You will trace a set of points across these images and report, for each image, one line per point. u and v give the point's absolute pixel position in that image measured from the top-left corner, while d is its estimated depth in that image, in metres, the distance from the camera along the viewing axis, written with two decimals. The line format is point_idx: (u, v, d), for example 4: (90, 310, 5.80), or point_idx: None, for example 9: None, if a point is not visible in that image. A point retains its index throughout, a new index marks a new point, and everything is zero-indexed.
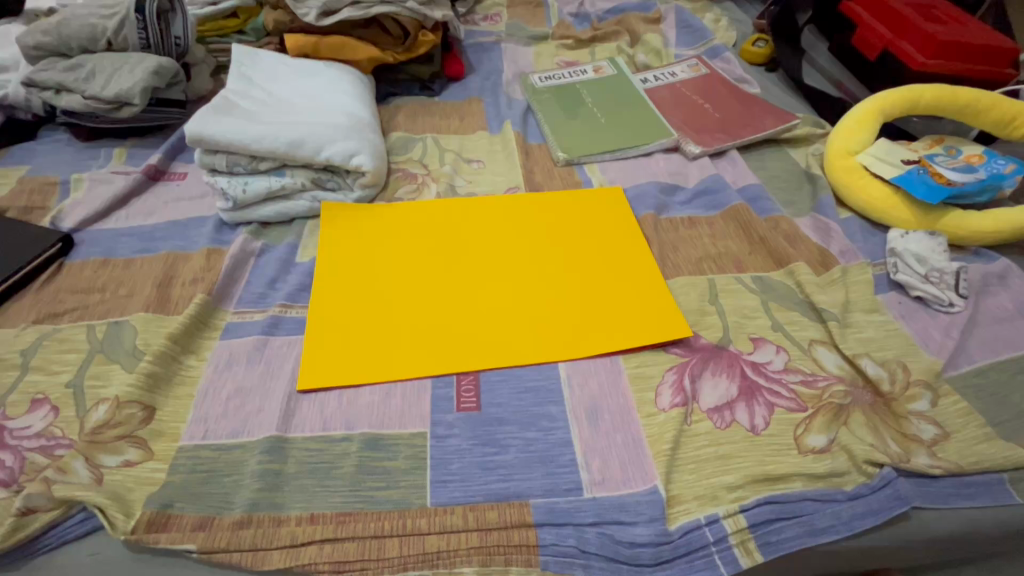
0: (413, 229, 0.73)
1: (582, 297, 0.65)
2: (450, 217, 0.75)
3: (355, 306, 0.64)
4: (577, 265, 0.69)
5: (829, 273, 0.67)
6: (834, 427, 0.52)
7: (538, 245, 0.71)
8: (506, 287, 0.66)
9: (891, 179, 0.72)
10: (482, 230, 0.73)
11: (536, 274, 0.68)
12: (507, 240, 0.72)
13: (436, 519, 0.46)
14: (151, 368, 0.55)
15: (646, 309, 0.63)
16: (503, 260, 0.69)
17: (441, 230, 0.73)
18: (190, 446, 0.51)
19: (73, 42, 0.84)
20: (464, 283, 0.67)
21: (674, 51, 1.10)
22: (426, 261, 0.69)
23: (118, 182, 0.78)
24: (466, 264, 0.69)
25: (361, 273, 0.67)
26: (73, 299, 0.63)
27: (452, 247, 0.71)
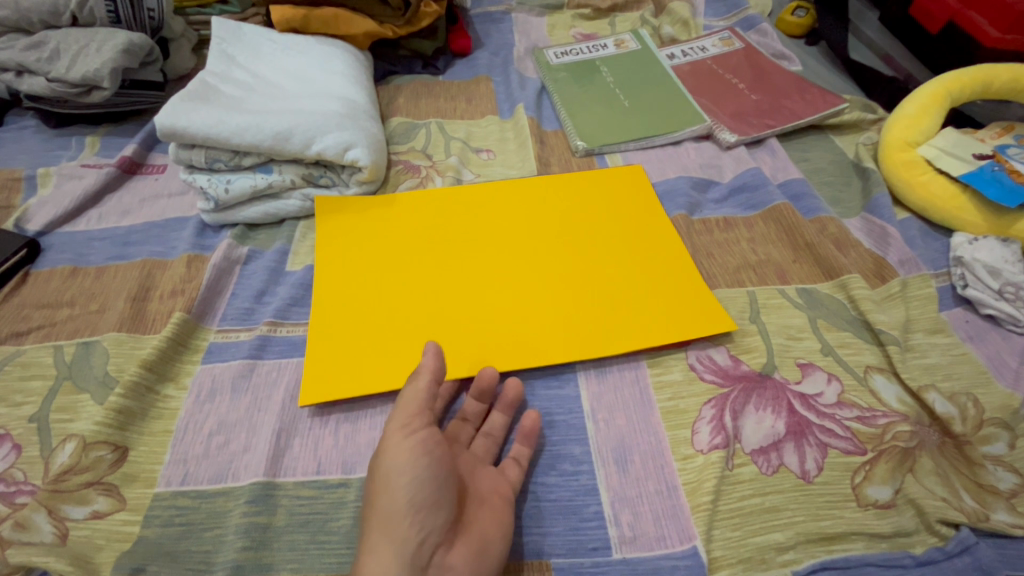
0: (420, 220, 0.66)
1: (609, 304, 0.57)
2: (459, 212, 0.66)
3: (354, 319, 0.56)
4: (603, 265, 0.61)
5: (887, 286, 0.59)
6: (899, 475, 0.46)
7: (558, 243, 0.63)
8: (522, 294, 0.58)
9: (960, 176, 0.63)
10: (495, 227, 0.65)
11: (558, 277, 0.60)
12: (525, 233, 0.64)
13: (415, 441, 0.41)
14: (122, 403, 0.49)
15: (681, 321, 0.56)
16: (519, 262, 0.61)
17: (452, 220, 0.66)
18: (167, 494, 0.45)
19: (34, 16, 0.75)
20: (477, 289, 0.59)
21: (703, 22, 1.00)
22: (434, 262, 0.61)
23: (89, 177, 0.70)
24: (478, 266, 0.61)
25: (362, 276, 0.60)
26: (38, 315, 0.57)
27: (463, 243, 0.63)
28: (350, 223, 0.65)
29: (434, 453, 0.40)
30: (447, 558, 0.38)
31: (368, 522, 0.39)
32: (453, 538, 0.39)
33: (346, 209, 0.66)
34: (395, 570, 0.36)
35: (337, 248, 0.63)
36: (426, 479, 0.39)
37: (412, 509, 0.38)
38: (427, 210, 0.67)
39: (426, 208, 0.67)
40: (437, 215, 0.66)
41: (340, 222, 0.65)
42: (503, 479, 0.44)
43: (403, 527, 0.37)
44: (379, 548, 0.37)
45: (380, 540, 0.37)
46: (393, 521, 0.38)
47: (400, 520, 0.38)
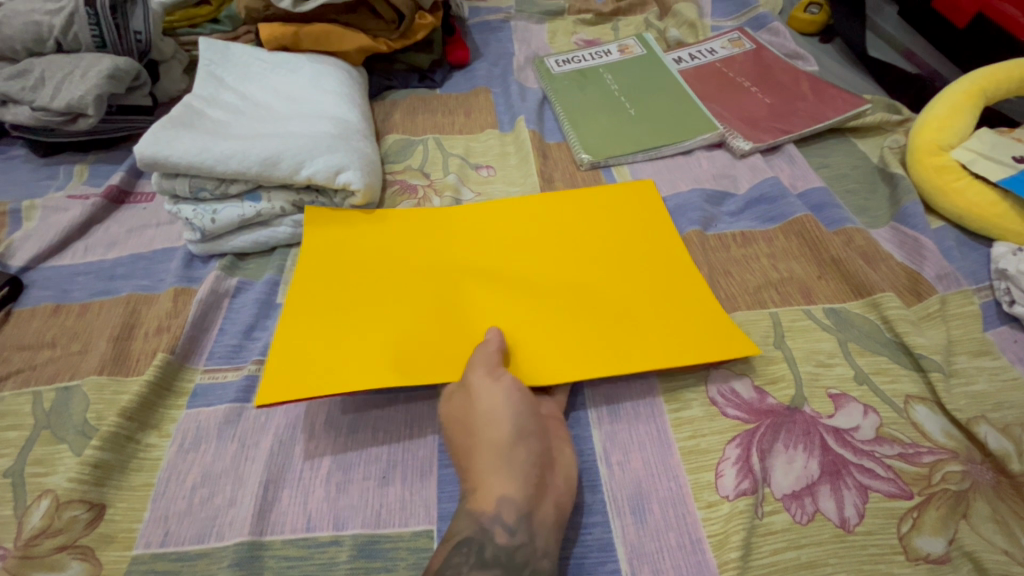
0: (436, 219, 0.64)
1: (623, 324, 0.52)
2: (460, 223, 0.63)
3: (336, 350, 0.50)
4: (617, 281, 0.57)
5: (924, 304, 0.54)
6: (952, 523, 0.41)
7: (565, 255, 0.60)
8: (528, 321, 0.53)
9: (999, 181, 0.58)
10: (497, 238, 0.61)
11: (568, 296, 0.55)
12: (539, 242, 0.61)
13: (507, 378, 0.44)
14: (100, 456, 0.45)
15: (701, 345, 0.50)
16: (522, 275, 0.57)
17: (472, 215, 0.64)
18: (146, 556, 0.42)
19: (17, 44, 0.73)
20: (478, 313, 0.53)
21: (711, 23, 0.96)
22: (435, 282, 0.56)
23: (75, 208, 0.68)
24: (479, 289, 0.56)
25: (358, 293, 0.55)
26: (18, 358, 0.54)
27: (467, 259, 0.59)
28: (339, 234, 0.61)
29: (524, 390, 0.43)
30: (551, 479, 0.41)
31: (476, 450, 0.40)
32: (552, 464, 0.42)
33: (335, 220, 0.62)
34: (515, 488, 0.38)
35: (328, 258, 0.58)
36: (523, 410, 0.42)
37: (518, 437, 0.40)
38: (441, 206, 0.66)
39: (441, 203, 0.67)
40: (447, 218, 0.64)
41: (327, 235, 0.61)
42: (556, 404, 0.48)
43: (513, 452, 0.40)
44: (499, 468, 0.39)
45: (493, 467, 0.39)
46: (503, 447, 0.40)
47: (516, 444, 0.40)
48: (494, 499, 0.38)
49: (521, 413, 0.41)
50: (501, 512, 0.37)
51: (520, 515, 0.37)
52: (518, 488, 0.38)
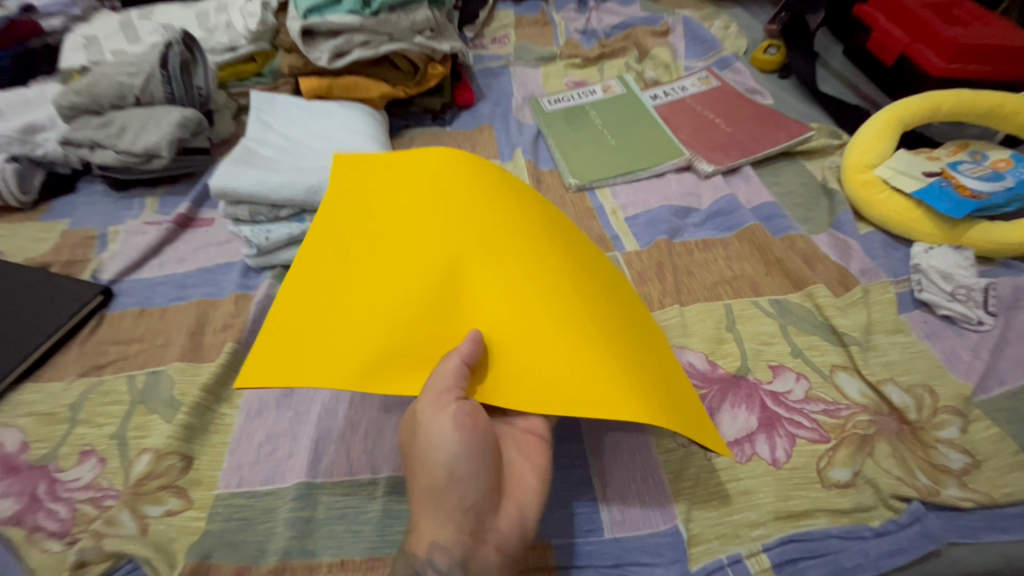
0: (447, 198, 0.61)
1: (621, 363, 0.49)
2: (467, 210, 0.59)
3: (329, 336, 0.50)
4: (619, 321, 0.55)
5: (850, 293, 0.66)
6: (859, 458, 0.51)
7: (570, 270, 0.57)
8: (527, 332, 0.50)
9: (912, 193, 0.70)
10: (505, 232, 0.58)
11: (574, 316, 0.52)
12: (554, 254, 0.58)
13: (449, 415, 0.43)
14: (187, 420, 0.58)
15: (687, 412, 0.49)
16: (526, 277, 0.54)
17: (488, 200, 0.61)
18: (226, 494, 0.53)
19: (104, 100, 0.88)
20: (480, 315, 0.52)
21: (684, 63, 1.10)
22: (440, 271, 0.54)
23: (150, 232, 0.82)
24: (486, 283, 0.53)
25: (360, 277, 0.54)
26: (114, 350, 0.67)
27: (480, 247, 0.56)
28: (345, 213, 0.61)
29: (464, 430, 0.43)
30: (494, 521, 0.43)
31: (417, 488, 0.43)
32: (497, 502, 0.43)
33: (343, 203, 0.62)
34: (447, 533, 0.41)
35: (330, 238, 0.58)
36: (461, 454, 0.42)
37: (452, 482, 0.42)
38: (455, 177, 0.64)
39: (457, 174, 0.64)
40: (459, 196, 0.61)
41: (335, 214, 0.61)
42: None
43: (446, 498, 0.42)
44: (433, 515, 0.42)
45: (428, 511, 0.42)
46: (436, 493, 0.42)
47: (448, 490, 0.42)
48: (426, 543, 0.41)
49: (457, 459, 0.42)
50: (434, 557, 0.41)
51: (451, 560, 0.41)
52: (449, 536, 0.41)
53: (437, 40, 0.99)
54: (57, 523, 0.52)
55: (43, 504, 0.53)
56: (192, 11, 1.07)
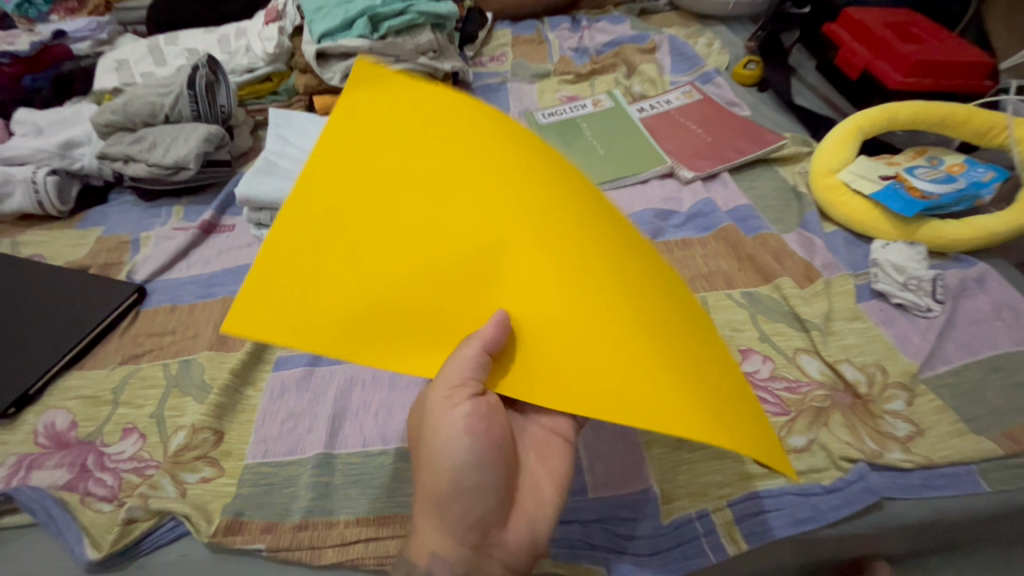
0: (482, 148, 0.50)
1: (677, 365, 0.44)
2: (514, 160, 0.50)
3: (348, 297, 0.42)
4: (677, 313, 0.48)
5: (814, 284, 0.73)
6: (815, 427, 0.58)
7: (630, 252, 0.49)
8: (575, 321, 0.44)
9: (870, 195, 0.77)
10: (559, 197, 0.49)
11: (630, 304, 0.45)
12: (611, 229, 0.50)
13: (462, 423, 0.43)
14: (218, 400, 0.65)
15: (744, 421, 0.44)
16: (582, 255, 0.46)
17: (535, 159, 0.52)
18: (254, 464, 0.60)
19: (137, 118, 0.97)
20: (522, 293, 0.45)
21: (670, 78, 1.18)
22: (480, 236, 0.45)
23: (179, 237, 0.90)
24: (533, 254, 0.45)
25: (380, 230, 0.44)
26: (149, 342, 0.75)
27: (526, 212, 0.47)
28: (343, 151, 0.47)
29: (475, 436, 0.43)
30: (501, 534, 0.44)
31: (421, 493, 0.45)
32: (507, 516, 0.44)
33: (336, 138, 0.48)
34: (449, 544, 0.43)
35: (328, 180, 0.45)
36: (469, 463, 0.43)
37: (458, 493, 0.43)
38: (491, 127, 0.52)
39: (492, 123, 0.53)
40: (498, 148, 0.50)
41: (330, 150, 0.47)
42: None
43: (451, 509, 0.43)
44: (434, 526, 0.43)
45: (431, 522, 0.44)
46: (441, 503, 0.43)
47: (452, 501, 0.43)
48: (426, 553, 0.43)
49: (461, 469, 0.43)
50: (433, 569, 0.43)
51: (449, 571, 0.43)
52: (449, 549, 0.43)
53: (438, 60, 1.09)
54: (105, 489, 0.58)
55: (92, 473, 0.60)
56: (214, 36, 1.17)
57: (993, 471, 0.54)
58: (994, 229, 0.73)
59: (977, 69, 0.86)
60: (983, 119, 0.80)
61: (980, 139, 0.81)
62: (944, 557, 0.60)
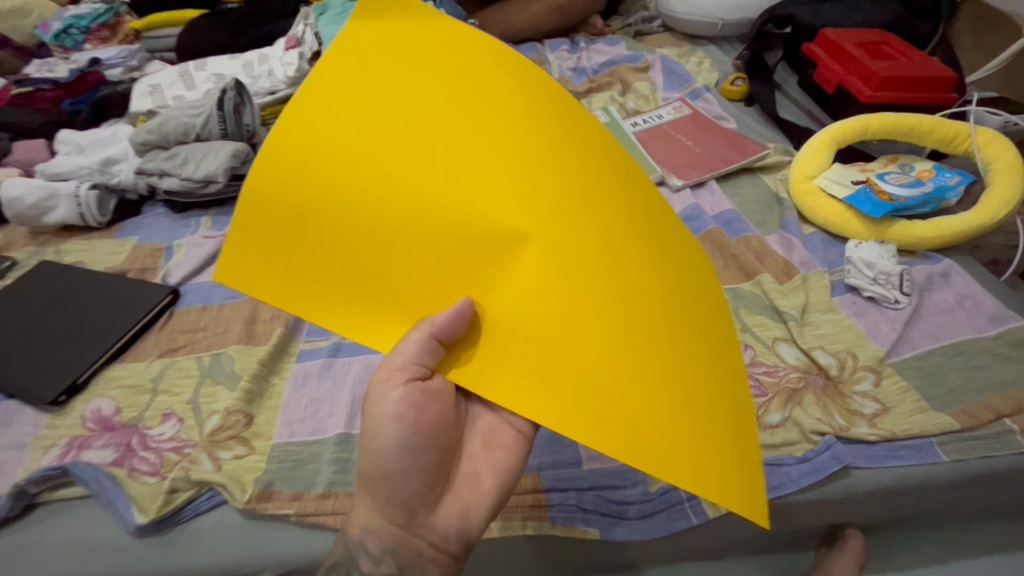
0: (525, 130, 0.44)
1: (665, 399, 0.43)
2: (554, 152, 0.45)
3: (331, 269, 0.41)
4: (681, 344, 0.46)
5: (792, 280, 0.79)
6: (790, 406, 0.63)
7: (654, 277, 0.47)
8: (574, 336, 0.42)
9: (844, 198, 0.84)
10: (593, 202, 0.46)
11: (634, 327, 0.44)
12: (637, 243, 0.47)
13: (394, 409, 0.45)
14: (249, 386, 0.72)
15: (720, 461, 0.44)
16: (600, 275, 0.44)
17: (580, 149, 0.47)
18: (281, 443, 0.67)
19: (171, 137, 1.06)
20: (529, 293, 0.43)
21: (662, 95, 1.26)
22: (498, 229, 0.42)
23: (208, 245, 0.98)
24: (548, 258, 0.43)
25: (390, 203, 0.41)
26: (184, 337, 0.82)
27: (552, 212, 0.44)
28: (360, 99, 0.41)
29: (403, 422, 0.45)
30: (429, 517, 0.47)
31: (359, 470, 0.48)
32: (435, 502, 0.47)
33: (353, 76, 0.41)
34: (378, 521, 0.46)
35: (346, 131, 0.40)
36: (398, 449, 0.45)
37: (386, 477, 0.45)
38: (543, 104, 0.46)
39: (543, 97, 0.47)
40: (540, 130, 0.45)
41: (340, 93, 0.40)
42: None
43: (380, 490, 0.46)
44: (367, 503, 0.47)
45: (365, 499, 0.47)
46: (372, 484, 0.46)
47: (381, 481, 0.45)
48: (360, 526, 0.47)
49: (393, 455, 0.45)
50: (366, 541, 0.47)
51: (379, 545, 0.46)
52: (378, 525, 0.46)
53: None
54: (148, 465, 0.65)
55: (136, 452, 0.66)
56: (239, 62, 1.27)
57: (951, 443, 0.60)
58: (959, 228, 0.79)
59: (941, 84, 0.94)
60: (947, 128, 0.87)
61: (947, 146, 0.88)
62: (905, 523, 0.66)
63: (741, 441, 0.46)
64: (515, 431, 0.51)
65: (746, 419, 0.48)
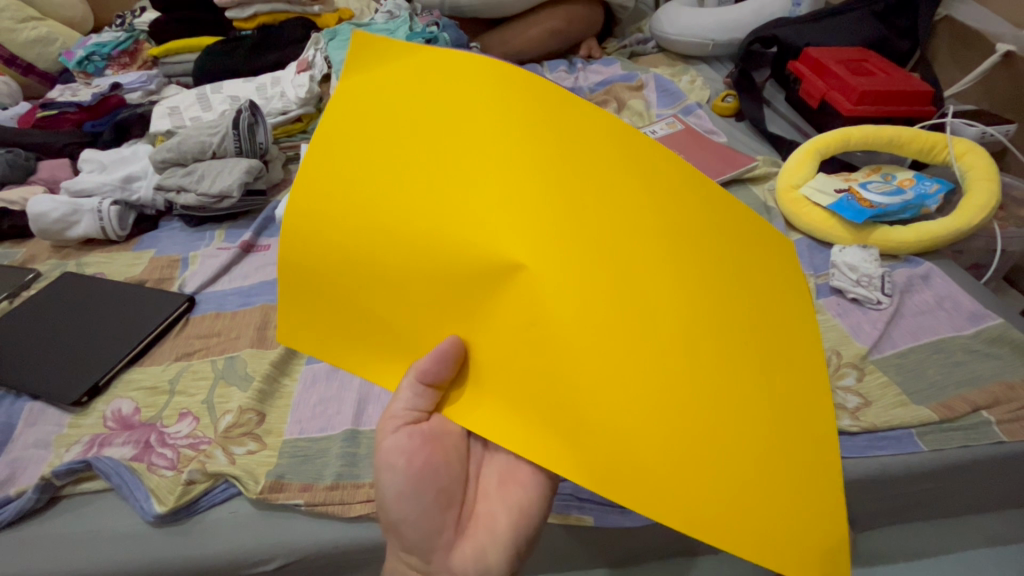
0: (527, 147, 0.40)
1: (675, 437, 0.40)
2: (551, 171, 0.40)
3: (335, 303, 0.43)
4: (707, 376, 0.41)
5: None
6: None
7: (679, 305, 0.42)
8: (577, 370, 0.39)
9: (828, 206, 0.88)
10: (598, 227, 0.41)
11: (653, 369, 0.40)
12: (656, 267, 0.42)
13: (395, 451, 0.46)
14: (261, 386, 0.76)
15: (737, 506, 0.40)
16: (612, 311, 0.40)
17: (590, 167, 0.42)
18: (291, 439, 0.70)
19: (189, 155, 1.12)
20: (530, 325, 0.39)
21: (656, 112, 1.31)
22: (490, 256, 0.39)
23: (222, 256, 1.02)
24: (549, 286, 0.39)
25: (382, 229, 0.40)
26: (199, 342, 0.86)
27: (553, 239, 0.39)
28: (349, 132, 0.41)
29: (407, 464, 0.45)
30: (448, 561, 0.45)
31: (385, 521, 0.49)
32: (456, 545, 0.46)
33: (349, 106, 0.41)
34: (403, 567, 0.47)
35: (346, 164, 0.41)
36: (403, 490, 0.45)
37: (401, 521, 0.45)
38: (546, 110, 0.42)
39: (545, 101, 0.42)
40: (540, 140, 0.41)
41: (330, 130, 0.41)
42: None
43: (397, 534, 0.46)
44: (392, 549, 0.48)
45: (390, 545, 0.48)
46: (391, 530, 0.47)
47: (397, 526, 0.46)
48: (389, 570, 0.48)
49: (398, 498, 0.45)
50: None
51: None
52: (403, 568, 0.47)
53: None
54: (166, 461, 0.68)
55: (154, 448, 0.70)
56: (252, 85, 1.33)
57: (928, 433, 0.63)
58: (938, 233, 0.82)
59: (919, 98, 0.99)
60: (925, 139, 0.91)
61: (926, 155, 0.92)
62: (893, 515, 0.69)
63: (774, 484, 0.41)
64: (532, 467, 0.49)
65: (788, 460, 0.42)
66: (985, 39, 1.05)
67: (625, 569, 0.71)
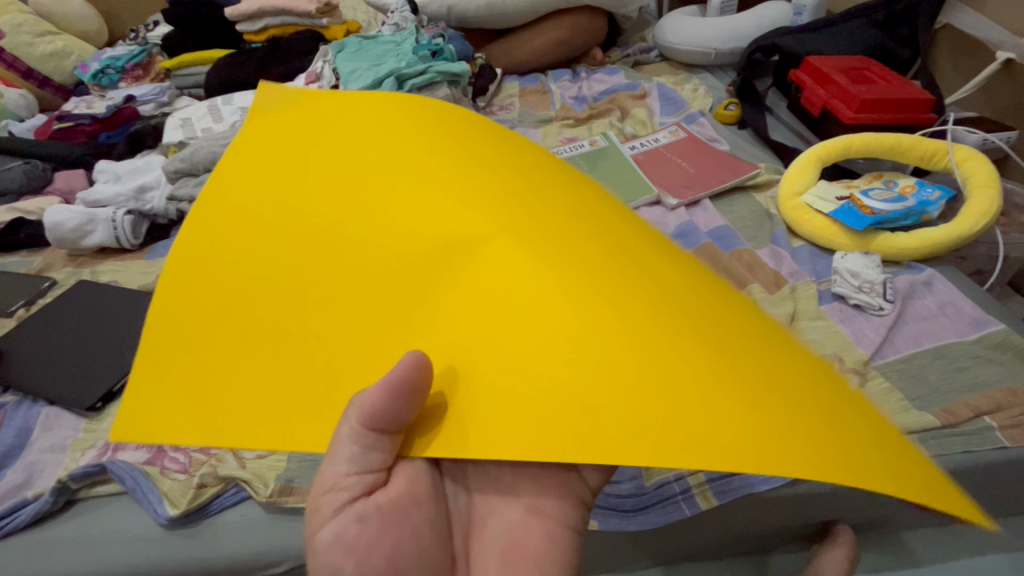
0: (474, 163, 0.48)
1: (687, 380, 0.33)
2: (495, 175, 0.46)
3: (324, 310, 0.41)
4: (701, 313, 0.37)
5: (781, 290, 0.83)
6: None
7: (641, 254, 0.41)
8: (557, 337, 0.36)
9: (829, 212, 0.89)
10: (543, 204, 0.44)
11: (637, 307, 0.37)
12: (608, 230, 0.43)
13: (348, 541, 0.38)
14: None
15: (809, 447, 0.31)
16: (580, 264, 0.39)
17: (526, 170, 0.49)
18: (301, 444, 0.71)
19: (200, 165, 1.14)
20: (503, 299, 0.38)
21: (658, 120, 1.32)
22: (459, 239, 0.41)
23: None
24: (511, 252, 0.40)
25: None
26: None
27: (509, 216, 0.42)
28: None
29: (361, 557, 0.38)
30: None
31: None
32: None
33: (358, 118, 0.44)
34: None
35: None
36: None
37: None
38: (499, 148, 0.52)
39: (483, 141, 0.52)
40: (487, 160, 0.49)
41: None
42: None
43: None
44: None
45: None
46: None
47: None
48: None
49: None
50: None
51: None
52: None
53: (429, 88, 1.27)
54: (178, 465, 0.70)
55: (166, 453, 0.71)
56: None
57: (931, 439, 0.63)
58: (939, 239, 0.83)
59: (920, 105, 0.99)
60: (925, 146, 0.92)
61: (926, 162, 0.93)
62: (898, 520, 0.69)
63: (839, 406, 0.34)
64: (534, 529, 0.41)
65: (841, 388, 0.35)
66: (985, 47, 1.06)
67: (680, 568, 0.72)
